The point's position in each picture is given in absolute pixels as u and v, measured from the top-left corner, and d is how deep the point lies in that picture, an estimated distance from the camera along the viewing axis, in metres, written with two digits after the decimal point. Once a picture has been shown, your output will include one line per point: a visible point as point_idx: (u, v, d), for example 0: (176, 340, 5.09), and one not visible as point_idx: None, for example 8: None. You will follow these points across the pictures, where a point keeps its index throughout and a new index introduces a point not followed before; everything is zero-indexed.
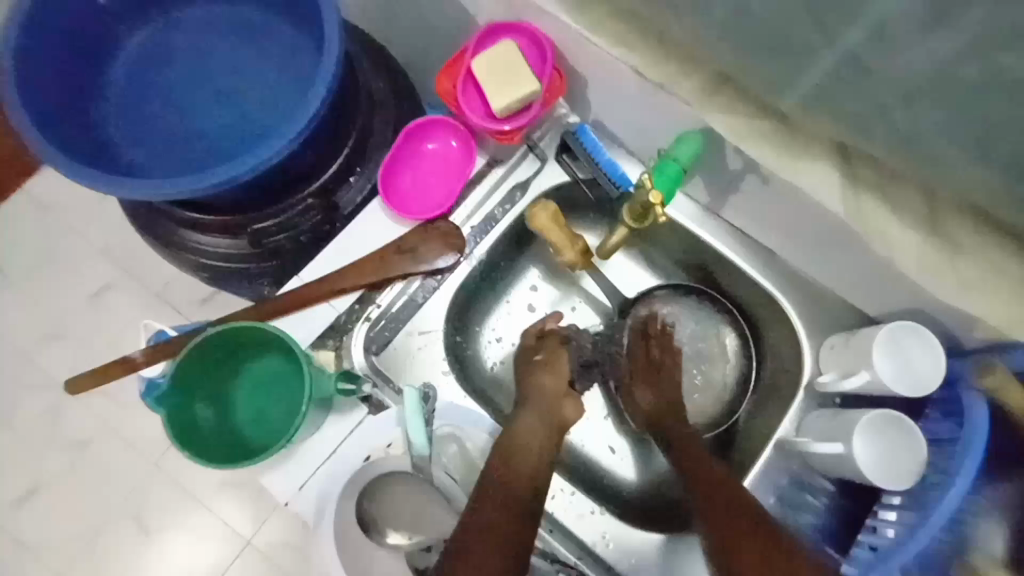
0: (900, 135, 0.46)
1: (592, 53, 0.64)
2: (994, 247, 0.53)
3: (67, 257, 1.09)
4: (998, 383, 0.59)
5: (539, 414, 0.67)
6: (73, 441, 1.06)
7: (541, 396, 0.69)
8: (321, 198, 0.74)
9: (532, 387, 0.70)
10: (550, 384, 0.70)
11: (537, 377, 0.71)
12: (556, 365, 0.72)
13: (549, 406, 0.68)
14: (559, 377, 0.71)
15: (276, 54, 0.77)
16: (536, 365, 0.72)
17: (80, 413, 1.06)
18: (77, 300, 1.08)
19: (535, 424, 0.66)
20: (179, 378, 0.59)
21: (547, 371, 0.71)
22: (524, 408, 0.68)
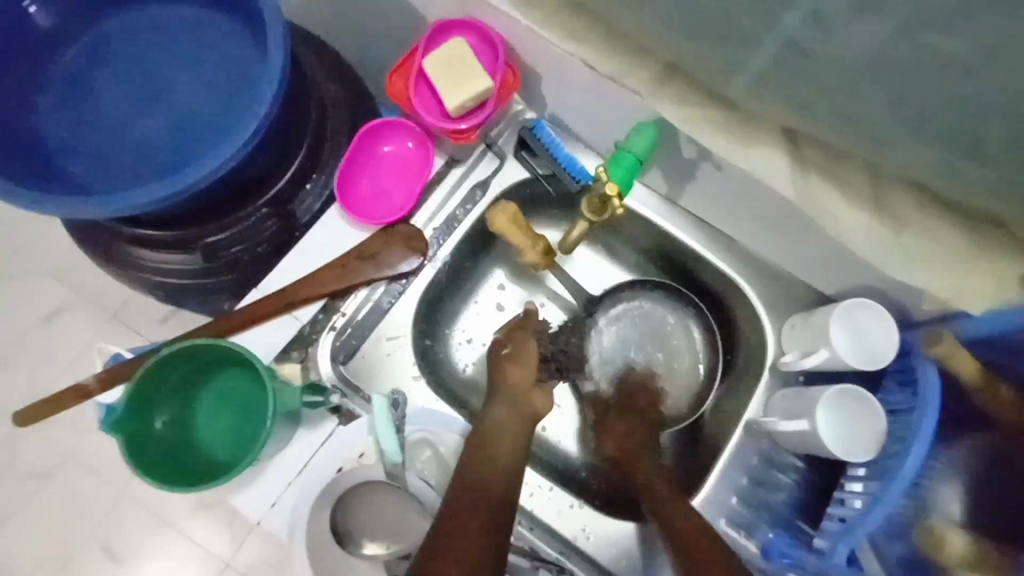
0: (843, 116, 0.47)
1: (544, 47, 0.64)
2: (937, 220, 0.56)
3: (11, 282, 1.03)
4: (947, 350, 0.61)
5: (508, 406, 0.68)
6: (31, 475, 1.01)
7: (512, 391, 0.70)
8: (278, 207, 0.73)
9: (503, 384, 0.71)
10: (519, 378, 0.71)
11: (509, 374, 0.72)
12: (525, 356, 0.73)
13: (518, 399, 0.69)
14: (528, 369, 0.73)
15: (220, 59, 0.74)
16: (505, 360, 0.73)
17: (36, 444, 1.01)
18: (25, 326, 1.03)
19: (507, 420, 0.67)
20: (135, 401, 0.56)
21: (517, 364, 0.72)
22: (496, 404, 0.68)
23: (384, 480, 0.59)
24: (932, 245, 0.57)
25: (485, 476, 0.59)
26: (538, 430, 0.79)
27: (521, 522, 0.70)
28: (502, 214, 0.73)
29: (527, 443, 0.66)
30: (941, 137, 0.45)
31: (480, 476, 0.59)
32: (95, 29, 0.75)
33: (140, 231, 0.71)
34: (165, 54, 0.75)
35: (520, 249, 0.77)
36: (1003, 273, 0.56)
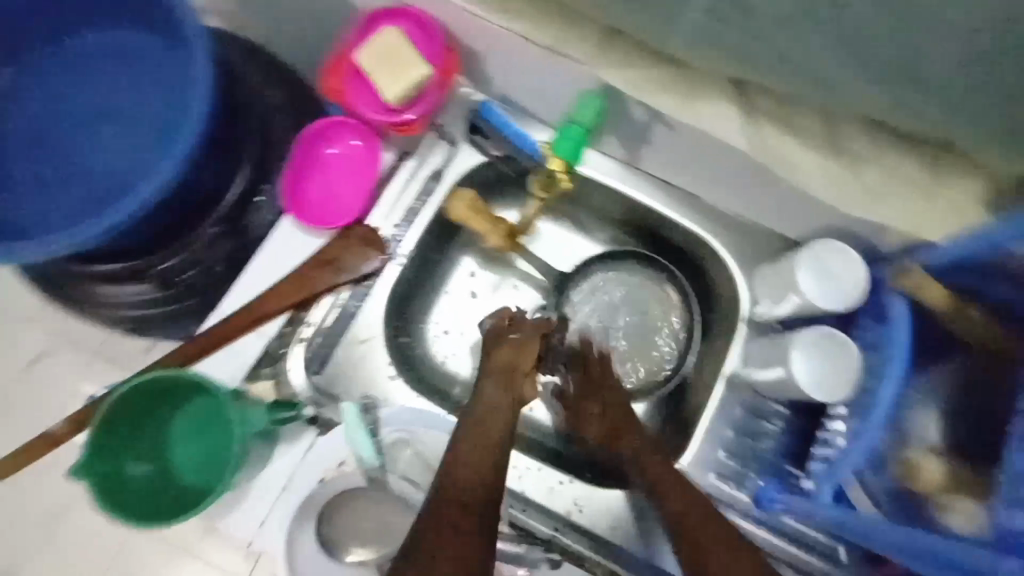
0: (780, 61, 0.48)
1: (478, 25, 0.62)
2: (890, 152, 0.55)
3: None
4: (916, 283, 0.61)
5: (505, 392, 0.65)
6: (31, 523, 1.00)
7: (508, 374, 0.67)
8: (230, 223, 0.71)
9: (497, 362, 0.68)
10: (513, 362, 0.68)
11: (500, 354, 0.69)
12: (525, 348, 0.70)
13: (511, 381, 0.67)
14: (527, 357, 0.69)
15: (151, 79, 0.71)
16: (504, 342, 0.70)
17: (31, 492, 1.00)
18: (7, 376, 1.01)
19: (497, 400, 0.65)
20: (100, 441, 0.54)
21: (515, 351, 0.69)
22: (489, 380, 0.67)
23: (365, 485, 0.60)
24: (889, 178, 0.56)
25: (476, 459, 0.58)
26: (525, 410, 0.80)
27: (513, 503, 0.70)
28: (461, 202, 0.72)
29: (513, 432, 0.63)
30: (881, 69, 0.45)
31: (470, 460, 0.58)
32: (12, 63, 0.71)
33: (91, 267, 0.68)
34: (93, 81, 0.72)
35: (483, 235, 0.76)
36: (961, 199, 0.55)
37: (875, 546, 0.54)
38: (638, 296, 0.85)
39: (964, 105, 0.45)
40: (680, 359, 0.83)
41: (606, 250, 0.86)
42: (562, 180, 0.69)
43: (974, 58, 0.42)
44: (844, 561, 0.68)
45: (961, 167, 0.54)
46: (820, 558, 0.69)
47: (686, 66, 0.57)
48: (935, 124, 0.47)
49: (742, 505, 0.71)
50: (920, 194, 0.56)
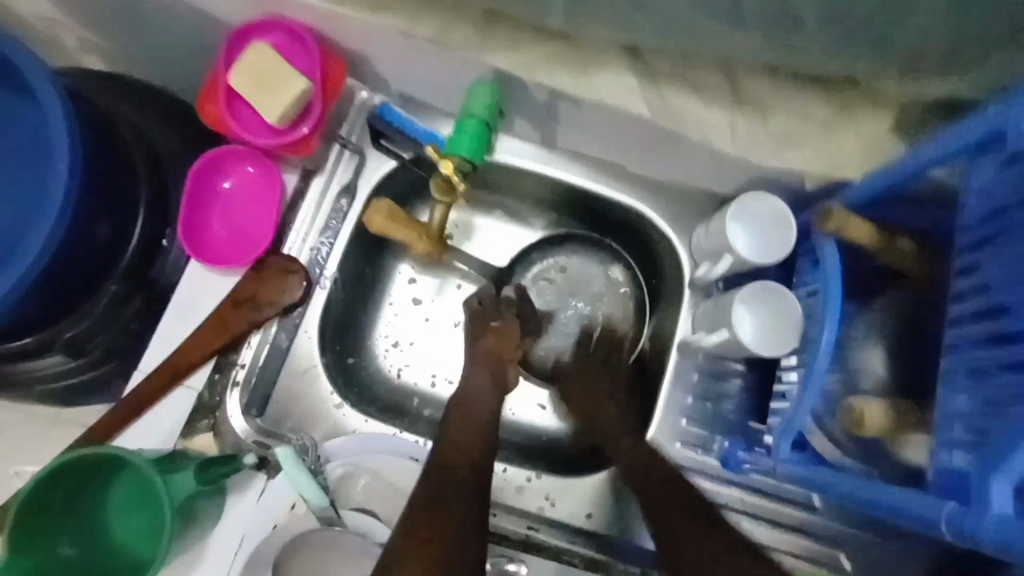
0: (657, 19, 0.45)
1: (353, 25, 0.58)
2: (795, 93, 0.53)
3: None
4: (840, 223, 0.58)
5: (491, 377, 0.66)
6: None
7: (492, 359, 0.67)
8: (135, 276, 0.67)
9: (481, 355, 0.67)
10: (500, 352, 0.68)
11: (481, 345, 0.68)
12: (507, 335, 0.69)
13: (498, 372, 0.66)
14: (510, 345, 0.69)
15: (9, 132, 0.65)
16: (486, 331, 0.69)
17: None
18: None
19: (487, 389, 0.65)
20: (22, 533, 0.51)
21: (495, 339, 0.68)
22: (477, 369, 0.66)
23: (321, 527, 0.58)
24: (796, 122, 0.54)
25: (464, 444, 0.60)
26: None
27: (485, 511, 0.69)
28: (374, 215, 0.67)
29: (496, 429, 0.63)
30: (758, 19, 0.43)
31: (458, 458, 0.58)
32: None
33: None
34: None
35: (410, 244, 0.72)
36: (869, 132, 0.54)
37: (835, 496, 0.53)
38: (584, 277, 0.84)
39: (849, 41, 0.43)
40: (634, 335, 0.82)
41: (544, 236, 0.84)
42: (460, 184, 0.65)
43: None
44: (819, 507, 0.69)
45: (862, 100, 0.53)
46: (798, 508, 0.70)
47: (575, 36, 0.54)
48: (828, 61, 0.45)
49: (713, 468, 0.71)
50: (829, 132, 0.54)
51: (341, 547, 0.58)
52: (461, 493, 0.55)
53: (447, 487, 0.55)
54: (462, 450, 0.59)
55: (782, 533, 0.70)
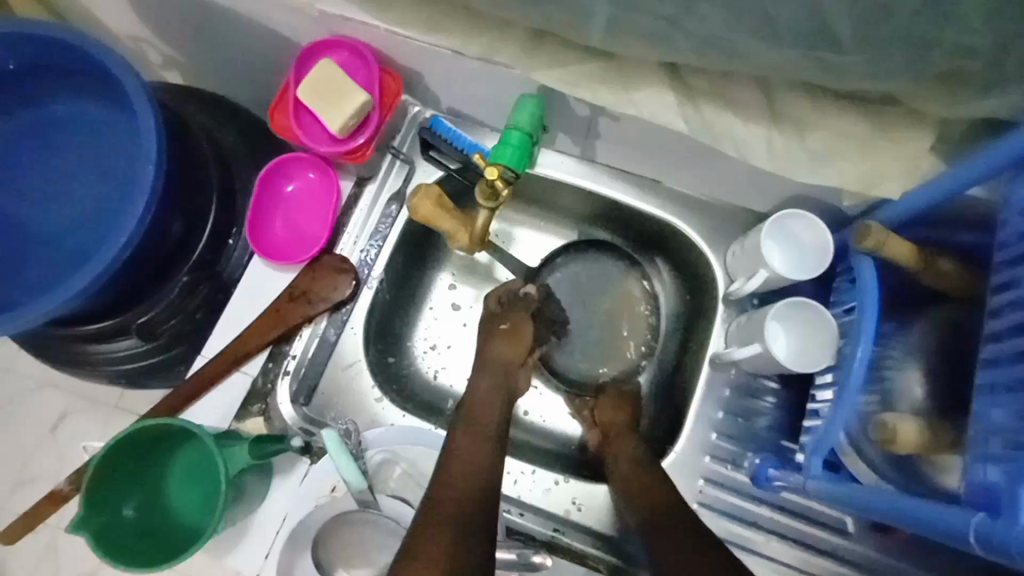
0: (697, 38, 0.47)
1: (411, 45, 0.63)
2: (833, 111, 0.55)
3: None
4: (876, 242, 0.58)
5: (496, 379, 0.66)
6: None
7: (499, 364, 0.68)
8: (202, 269, 0.73)
9: (492, 358, 0.68)
10: (509, 356, 0.68)
11: (494, 346, 0.69)
12: (519, 335, 0.70)
13: (505, 377, 0.67)
14: (521, 346, 0.70)
15: (104, 136, 0.73)
16: (496, 334, 0.70)
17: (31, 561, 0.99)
18: (36, 439, 1.01)
19: (494, 396, 0.65)
20: (95, 493, 0.56)
21: (507, 341, 0.69)
22: (482, 375, 0.67)
23: (357, 509, 0.58)
24: (835, 139, 0.55)
25: (472, 456, 0.59)
26: (518, 413, 0.81)
27: (509, 509, 0.72)
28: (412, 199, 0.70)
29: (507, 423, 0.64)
30: (790, 38, 0.45)
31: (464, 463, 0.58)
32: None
33: (77, 329, 0.71)
34: (50, 148, 0.73)
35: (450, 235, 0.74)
36: (907, 150, 0.55)
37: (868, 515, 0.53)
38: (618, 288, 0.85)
39: (886, 58, 0.45)
40: (666, 351, 0.83)
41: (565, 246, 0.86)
42: (502, 191, 0.67)
43: (881, 11, 0.42)
44: (852, 531, 0.68)
45: (902, 118, 0.54)
46: (829, 532, 0.69)
47: (617, 55, 0.57)
48: (865, 78, 0.47)
49: (742, 486, 0.71)
50: (866, 151, 0.55)
51: (371, 528, 0.59)
52: (466, 505, 0.54)
53: (453, 497, 0.54)
54: (467, 464, 0.58)
55: (814, 557, 0.68)
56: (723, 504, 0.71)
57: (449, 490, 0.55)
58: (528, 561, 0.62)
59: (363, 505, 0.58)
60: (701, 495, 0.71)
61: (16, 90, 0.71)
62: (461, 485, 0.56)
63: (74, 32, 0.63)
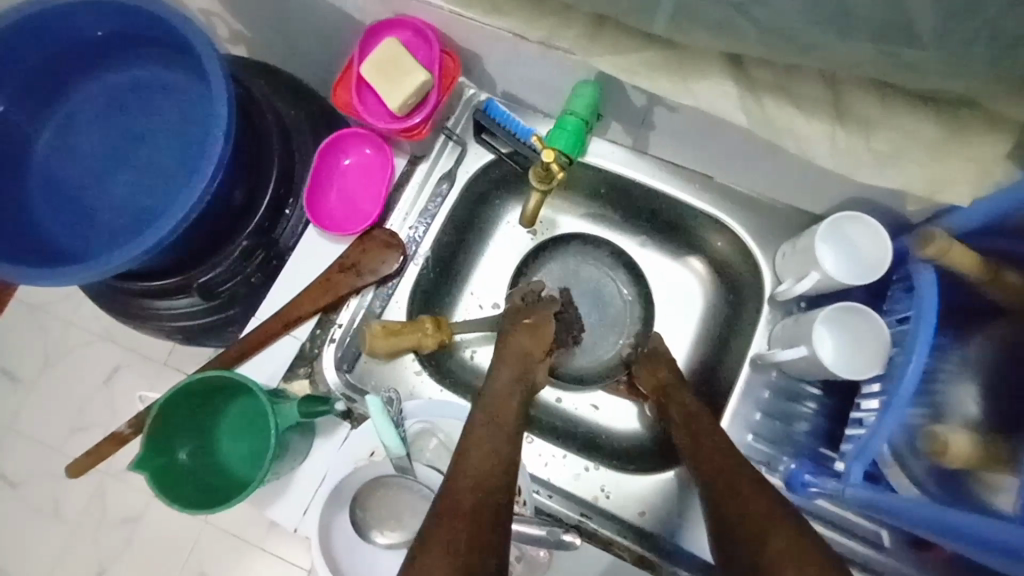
0: (767, 29, 0.47)
1: (473, 26, 0.64)
2: (902, 112, 0.53)
3: (50, 356, 1.09)
4: (940, 249, 0.57)
5: (514, 367, 0.66)
6: (94, 528, 1.05)
7: (517, 353, 0.67)
8: (260, 236, 0.77)
9: (514, 349, 0.68)
10: (531, 348, 0.69)
11: (516, 339, 0.69)
12: (540, 331, 0.71)
13: (525, 368, 0.66)
14: (542, 343, 0.70)
15: (178, 103, 0.76)
16: (519, 326, 0.71)
17: (90, 499, 1.06)
18: (98, 389, 1.08)
19: (513, 386, 0.64)
20: (156, 436, 0.60)
21: (529, 336, 0.70)
22: (504, 368, 0.66)
23: (394, 474, 0.60)
24: (902, 141, 0.54)
25: (491, 446, 0.56)
26: (551, 400, 0.82)
27: (539, 490, 0.73)
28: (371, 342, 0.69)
29: (525, 410, 0.63)
30: (866, 30, 0.44)
31: (485, 450, 0.56)
32: (55, 104, 0.76)
33: (143, 283, 0.75)
34: (129, 112, 0.77)
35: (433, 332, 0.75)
36: (981, 156, 0.53)
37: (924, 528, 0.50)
38: (659, 283, 0.86)
39: (964, 55, 0.43)
40: (707, 347, 0.82)
41: (563, 237, 0.86)
42: (558, 175, 0.67)
43: (966, 6, 0.40)
44: (887, 545, 0.66)
45: (979, 122, 0.52)
46: (863, 543, 0.67)
47: (680, 45, 0.56)
48: (941, 77, 0.45)
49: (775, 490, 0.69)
50: (936, 155, 0.53)
51: (405, 492, 0.60)
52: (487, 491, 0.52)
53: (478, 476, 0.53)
54: (488, 452, 0.56)
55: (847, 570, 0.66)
56: None
57: (470, 476, 0.53)
58: (558, 539, 0.60)
59: (400, 471, 0.60)
60: None
61: (102, 55, 0.75)
62: (481, 472, 0.53)
63: (161, 4, 0.66)
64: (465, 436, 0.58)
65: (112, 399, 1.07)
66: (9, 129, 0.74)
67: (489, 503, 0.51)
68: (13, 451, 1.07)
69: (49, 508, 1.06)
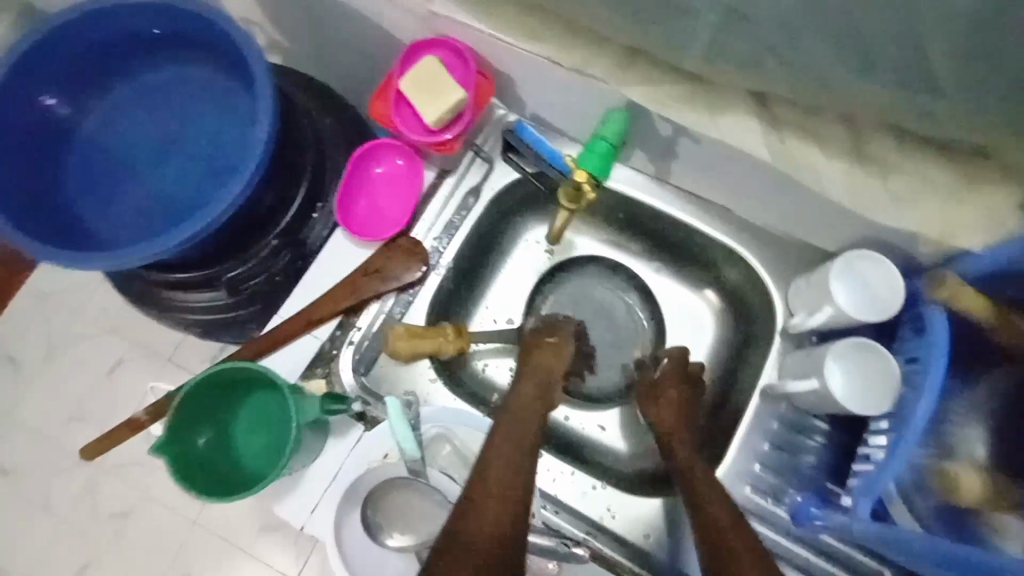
0: (794, 70, 0.49)
1: (509, 50, 0.67)
2: (918, 156, 0.55)
3: (63, 345, 1.10)
4: (950, 291, 0.60)
5: (537, 383, 0.67)
6: (99, 518, 1.05)
7: (541, 368, 0.69)
8: (288, 236, 0.79)
9: (538, 365, 0.69)
10: (552, 365, 0.70)
11: (539, 356, 0.71)
12: (562, 350, 0.73)
13: (547, 384, 0.67)
14: (561, 361, 0.71)
15: (219, 105, 0.79)
16: (543, 344, 0.72)
17: (94, 488, 1.05)
18: (110, 380, 1.08)
19: (534, 401, 0.65)
20: (177, 422, 0.61)
21: (550, 354, 0.71)
22: (526, 382, 0.67)
23: (407, 476, 0.62)
24: (917, 185, 0.56)
25: (512, 456, 0.58)
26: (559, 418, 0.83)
27: (546, 505, 0.73)
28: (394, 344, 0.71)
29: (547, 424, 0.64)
30: (888, 76, 0.46)
31: (507, 460, 0.57)
32: (103, 98, 0.79)
33: (171, 274, 0.77)
34: (171, 110, 0.80)
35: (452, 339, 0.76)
36: (994, 203, 0.55)
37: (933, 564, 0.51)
38: (673, 310, 0.87)
39: (980, 105, 0.46)
40: (717, 375, 0.83)
41: (586, 258, 0.89)
42: (587, 195, 0.71)
43: (984, 54, 0.43)
44: None
45: (991, 172, 0.54)
46: None
47: (707, 81, 0.59)
48: (959, 124, 0.48)
49: (781, 521, 0.70)
50: (950, 200, 0.56)
51: (419, 494, 0.62)
52: (508, 502, 0.53)
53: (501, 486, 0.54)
54: (510, 464, 0.57)
55: None
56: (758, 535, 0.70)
57: (494, 485, 0.55)
58: None
59: (413, 474, 0.62)
60: None
61: (149, 55, 0.79)
62: (504, 483, 0.55)
63: (213, 9, 0.69)
64: (487, 444, 0.59)
65: (123, 391, 1.07)
66: (57, 119, 0.76)
67: (509, 514, 0.52)
68: (21, 438, 1.07)
69: (53, 497, 1.06)
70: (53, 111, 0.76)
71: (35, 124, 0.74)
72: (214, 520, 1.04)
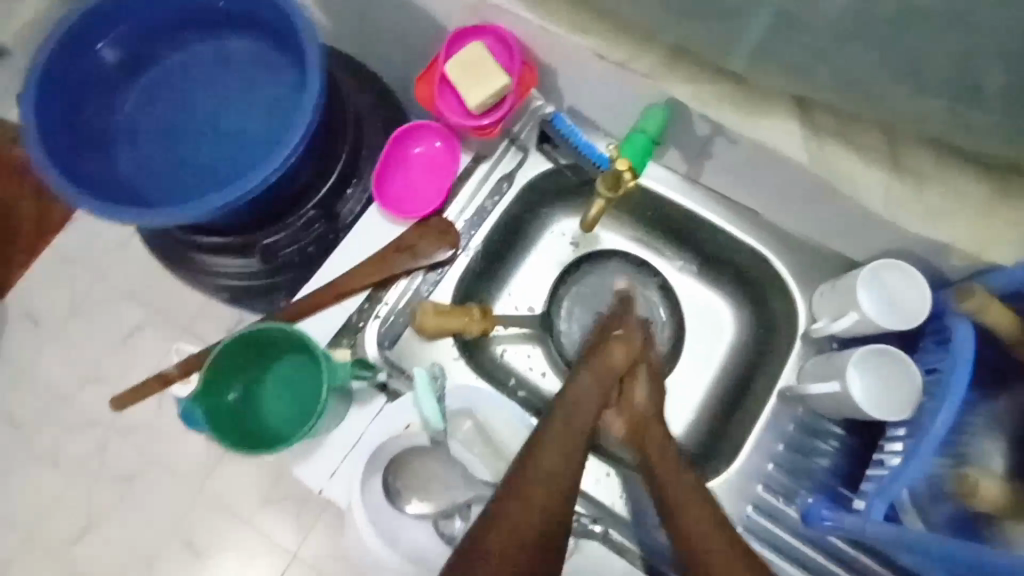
0: (841, 75, 0.50)
1: (554, 41, 0.68)
2: (955, 169, 0.56)
3: (87, 306, 1.12)
4: (979, 303, 0.60)
5: (596, 377, 0.69)
6: (114, 477, 1.07)
7: (604, 363, 0.70)
8: (323, 209, 0.81)
9: (601, 360, 0.71)
10: (616, 362, 0.71)
11: (607, 350, 0.72)
12: (632, 345, 0.73)
13: (607, 380, 0.69)
14: (628, 357, 0.72)
15: (264, 77, 0.81)
16: (612, 338, 0.73)
17: (110, 446, 1.07)
18: (132, 343, 1.10)
19: (590, 396, 0.68)
20: (210, 377, 0.63)
21: (619, 349, 0.72)
22: (587, 374, 0.69)
23: (428, 445, 0.64)
24: (951, 198, 0.57)
25: (563, 450, 0.62)
26: None
27: None
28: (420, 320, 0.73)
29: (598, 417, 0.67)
30: (935, 87, 0.47)
31: (556, 455, 0.61)
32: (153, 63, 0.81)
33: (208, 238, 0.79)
34: (218, 79, 0.82)
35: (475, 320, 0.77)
36: None
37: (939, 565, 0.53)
38: (695, 309, 0.88)
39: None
40: (734, 377, 0.84)
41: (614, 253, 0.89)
42: (627, 183, 0.70)
43: None
44: None
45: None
46: None
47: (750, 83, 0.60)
48: (1001, 138, 0.48)
49: (790, 521, 0.71)
50: (984, 215, 0.56)
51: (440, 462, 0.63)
52: (551, 489, 0.58)
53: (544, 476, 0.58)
54: (559, 457, 0.61)
55: None
56: (766, 532, 0.71)
57: (538, 472, 0.59)
58: None
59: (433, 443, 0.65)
60: (746, 520, 0.72)
61: (201, 24, 0.80)
62: (551, 472, 0.59)
63: None
64: (539, 434, 0.63)
65: (144, 354, 1.09)
66: (109, 80, 0.78)
67: (553, 500, 0.57)
68: (42, 394, 1.09)
69: (70, 453, 1.08)
70: (106, 71, 0.77)
71: (87, 83, 0.76)
72: (226, 485, 1.05)
